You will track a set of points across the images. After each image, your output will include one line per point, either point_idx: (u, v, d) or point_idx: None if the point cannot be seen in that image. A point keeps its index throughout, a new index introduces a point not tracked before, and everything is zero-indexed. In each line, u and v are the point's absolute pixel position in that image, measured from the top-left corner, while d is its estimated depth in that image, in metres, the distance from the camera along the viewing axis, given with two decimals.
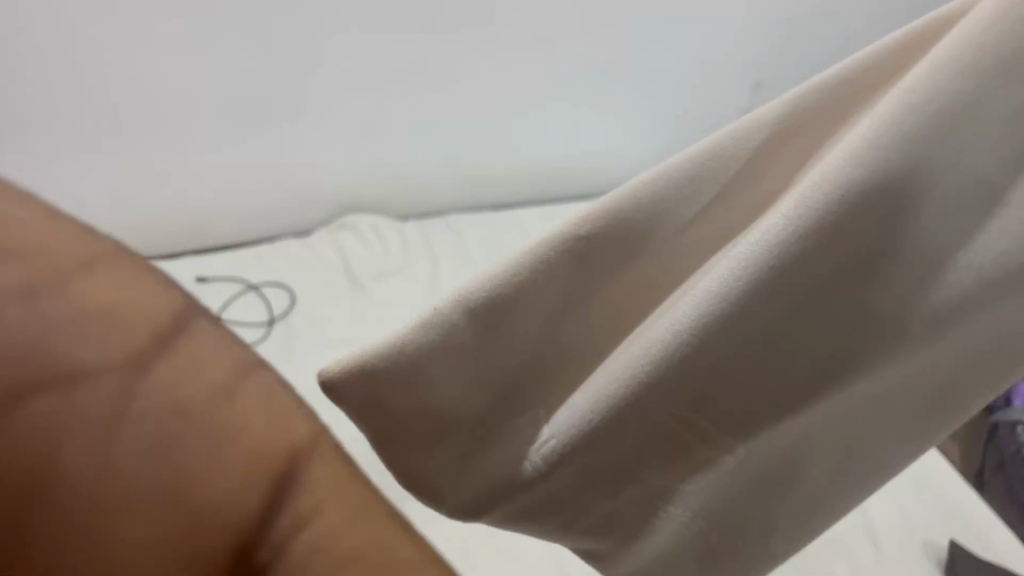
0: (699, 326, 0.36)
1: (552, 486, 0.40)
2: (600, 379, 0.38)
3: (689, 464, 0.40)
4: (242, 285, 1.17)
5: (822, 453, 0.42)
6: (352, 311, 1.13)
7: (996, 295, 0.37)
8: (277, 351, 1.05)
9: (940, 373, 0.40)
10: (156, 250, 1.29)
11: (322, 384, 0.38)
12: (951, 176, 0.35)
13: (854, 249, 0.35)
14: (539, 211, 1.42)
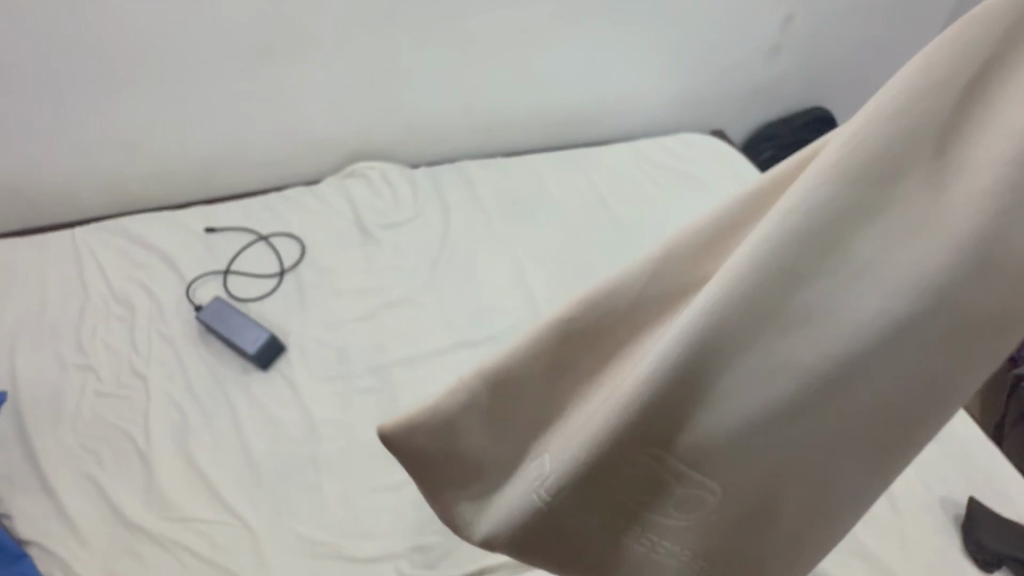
0: (630, 408, 0.49)
1: (559, 511, 0.56)
2: (574, 441, 0.53)
3: (668, 497, 0.54)
4: (254, 236, 1.16)
5: (785, 498, 0.52)
6: (365, 262, 1.12)
7: (876, 352, 0.46)
8: (290, 303, 1.06)
9: (875, 419, 0.48)
10: (169, 199, 1.29)
11: (381, 434, 0.61)
12: (818, 281, 0.46)
13: (748, 346, 0.47)
14: (557, 156, 1.34)
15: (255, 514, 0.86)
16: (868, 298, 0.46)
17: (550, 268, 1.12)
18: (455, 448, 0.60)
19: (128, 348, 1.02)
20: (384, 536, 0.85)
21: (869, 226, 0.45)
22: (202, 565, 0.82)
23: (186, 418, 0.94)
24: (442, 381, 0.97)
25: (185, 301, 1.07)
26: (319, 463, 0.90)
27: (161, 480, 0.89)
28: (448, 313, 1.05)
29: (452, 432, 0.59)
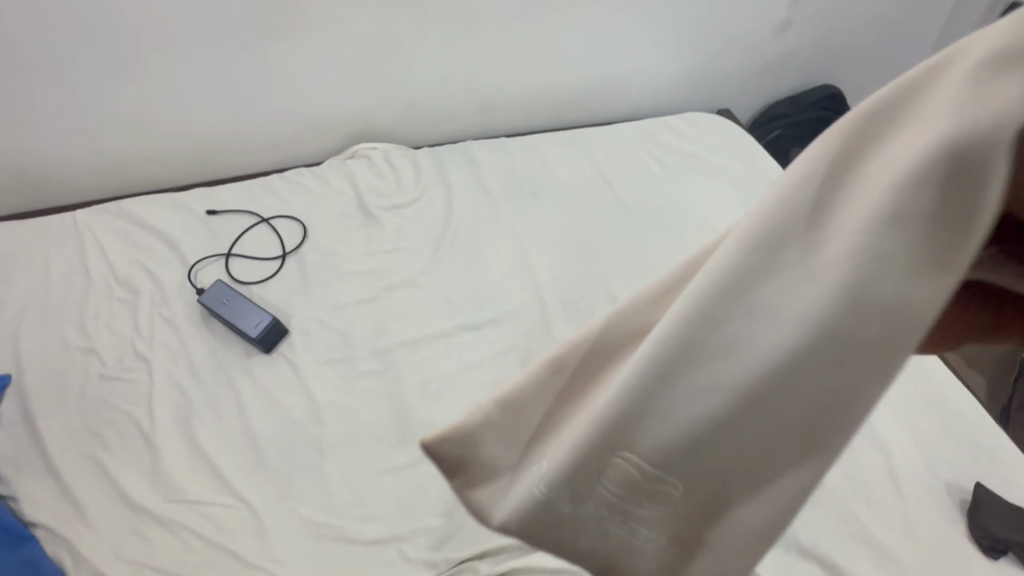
0: (546, 490, 0.41)
1: (582, 510, 0.41)
2: (543, 466, 0.42)
3: (650, 492, 0.39)
4: (256, 218, 1.14)
5: (721, 545, 0.38)
6: (367, 244, 1.11)
7: (779, 378, 0.33)
8: (292, 286, 1.05)
9: (786, 436, 0.34)
10: (170, 180, 1.27)
11: (426, 449, 0.46)
12: (718, 333, 0.35)
13: (640, 414, 0.37)
14: (561, 136, 1.32)
15: (259, 497, 0.87)
16: (768, 327, 0.34)
17: (553, 250, 1.11)
18: (475, 459, 0.45)
19: (130, 332, 1.02)
20: (387, 519, 0.85)
21: (784, 248, 0.34)
22: (207, 546, 0.83)
23: (189, 401, 0.95)
24: (445, 363, 0.97)
25: (187, 284, 1.06)
26: (322, 446, 0.90)
27: (164, 463, 0.89)
28: (451, 295, 1.05)
29: (471, 442, 0.45)
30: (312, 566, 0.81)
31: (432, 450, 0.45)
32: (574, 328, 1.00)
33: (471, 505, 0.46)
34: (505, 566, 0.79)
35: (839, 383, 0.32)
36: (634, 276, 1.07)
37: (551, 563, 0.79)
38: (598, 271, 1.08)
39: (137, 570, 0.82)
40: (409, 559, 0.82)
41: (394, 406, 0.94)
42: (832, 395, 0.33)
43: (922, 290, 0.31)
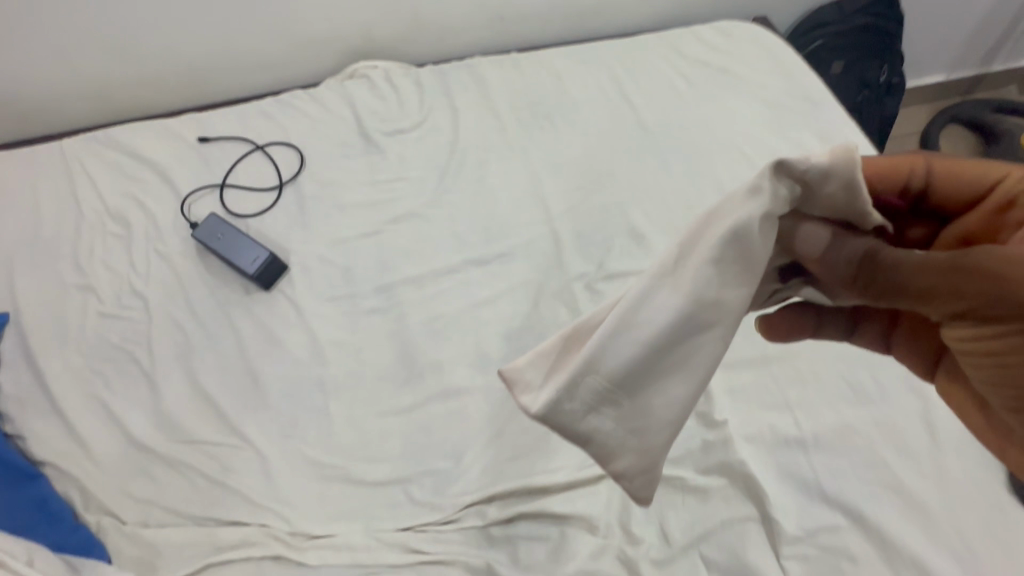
0: (553, 401, 0.45)
1: (573, 411, 0.46)
2: (550, 389, 0.46)
3: (617, 399, 0.45)
4: (250, 145, 1.07)
5: (646, 440, 0.46)
6: (369, 172, 1.04)
7: (677, 325, 0.44)
8: (290, 219, 1.00)
9: (679, 360, 0.45)
10: (164, 106, 1.20)
11: (502, 375, 0.48)
12: (642, 307, 0.45)
13: (597, 364, 0.45)
14: (579, 50, 1.21)
15: (263, 438, 0.85)
16: (672, 296, 0.44)
17: (568, 179, 1.03)
18: (514, 387, 0.48)
19: (127, 268, 0.98)
20: (393, 461, 0.82)
21: (680, 258, 0.46)
22: (214, 486, 0.83)
23: (189, 340, 0.92)
24: (452, 301, 0.92)
25: (181, 217, 1.01)
26: (326, 387, 0.87)
27: (167, 404, 0.88)
28: (457, 228, 0.98)
29: (520, 370, 0.48)
30: (318, 507, 0.81)
31: (502, 374, 0.48)
32: (589, 263, 0.94)
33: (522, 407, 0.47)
34: (512, 510, 0.76)
35: (688, 351, 0.45)
36: (656, 205, 0.99)
37: (560, 510, 0.75)
38: (617, 200, 1.00)
39: (148, 508, 0.82)
40: (416, 501, 0.79)
41: (399, 346, 0.90)
42: (684, 360, 0.45)
43: (732, 292, 0.45)
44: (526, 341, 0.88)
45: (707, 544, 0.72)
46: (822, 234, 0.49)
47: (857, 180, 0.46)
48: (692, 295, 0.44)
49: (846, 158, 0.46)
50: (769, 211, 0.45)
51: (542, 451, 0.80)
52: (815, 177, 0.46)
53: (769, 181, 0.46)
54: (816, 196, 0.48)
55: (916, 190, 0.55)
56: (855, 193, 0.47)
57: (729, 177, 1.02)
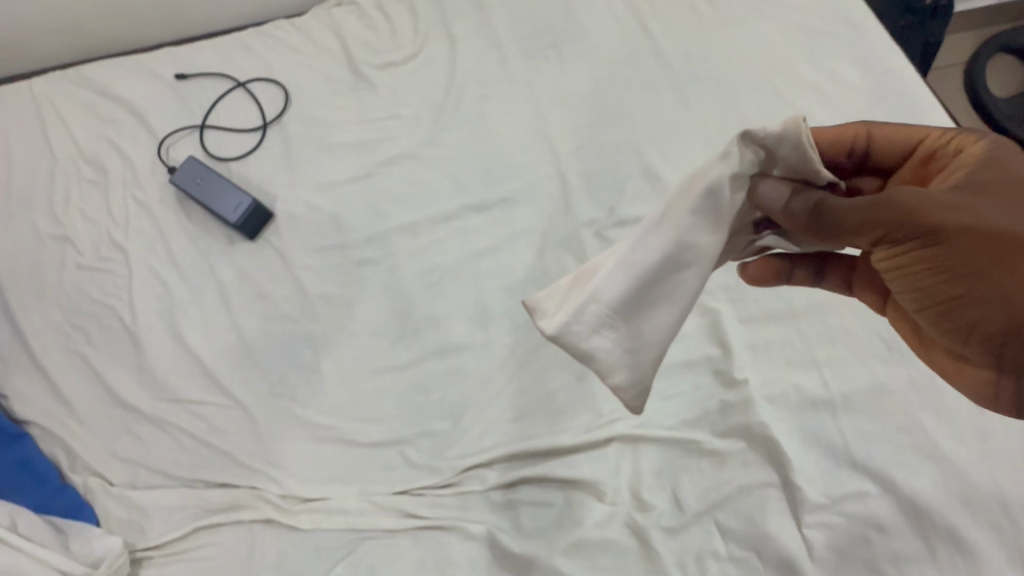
0: (563, 325, 0.46)
1: (578, 334, 0.46)
2: (560, 316, 0.47)
3: (616, 321, 0.46)
4: (230, 82, 0.98)
5: (640, 357, 0.46)
6: (360, 110, 0.96)
7: (675, 256, 0.45)
8: (276, 162, 0.92)
9: (674, 286, 0.46)
10: (140, 40, 1.11)
11: (528, 305, 0.51)
12: (642, 241, 0.46)
13: (600, 291, 0.46)
14: None
15: (252, 397, 0.80)
16: (670, 229, 0.46)
17: (577, 115, 0.94)
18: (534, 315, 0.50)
19: (104, 217, 0.91)
20: (388, 421, 0.78)
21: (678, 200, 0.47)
22: (203, 447, 0.79)
23: (172, 294, 0.86)
24: (450, 252, 0.85)
25: (159, 162, 0.93)
26: (317, 343, 0.82)
27: (152, 361, 0.83)
28: (455, 172, 0.90)
29: (539, 302, 0.50)
30: (311, 468, 0.77)
31: (526, 303, 0.51)
32: (599, 207, 0.86)
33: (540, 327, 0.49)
34: (513, 475, 0.71)
35: (675, 282, 0.46)
36: (674, 143, 0.91)
37: (565, 474, 0.70)
38: (630, 138, 0.91)
39: (136, 469, 0.79)
40: (412, 464, 0.75)
41: (394, 299, 0.84)
42: (675, 287, 0.46)
43: (711, 240, 0.46)
44: (529, 294, 0.81)
45: (723, 512, 0.67)
46: (782, 190, 0.49)
47: (806, 144, 0.47)
48: (675, 236, 0.45)
49: (797, 123, 0.47)
50: (738, 173, 0.47)
51: (545, 412, 0.75)
52: (775, 143, 0.48)
53: (736, 147, 0.47)
54: (778, 161, 0.49)
55: (861, 152, 0.59)
56: (807, 154, 0.48)
57: (754, 111, 0.92)
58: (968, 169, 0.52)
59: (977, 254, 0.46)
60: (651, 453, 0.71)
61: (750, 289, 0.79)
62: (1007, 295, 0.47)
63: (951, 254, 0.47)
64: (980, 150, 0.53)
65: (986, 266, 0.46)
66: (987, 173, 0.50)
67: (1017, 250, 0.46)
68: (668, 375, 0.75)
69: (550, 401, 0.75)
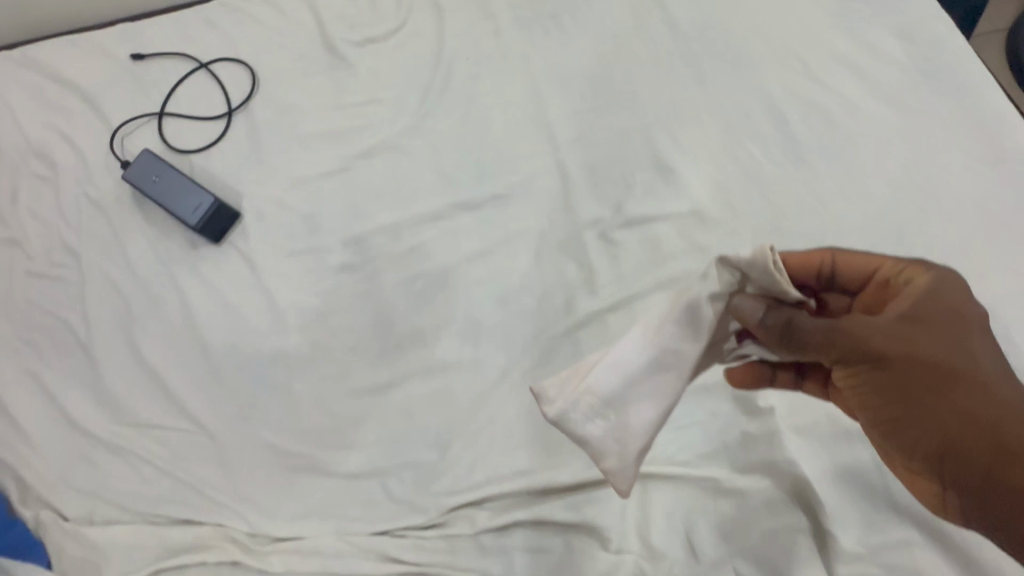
0: (564, 410, 0.53)
1: (575, 420, 0.53)
2: (562, 401, 0.54)
3: (609, 412, 0.53)
4: (192, 62, 0.88)
5: (628, 444, 0.53)
6: (336, 93, 0.85)
7: (663, 359, 0.54)
8: (243, 154, 0.83)
9: (660, 382, 0.54)
10: (94, 13, 1.00)
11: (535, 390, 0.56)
12: (638, 343, 0.54)
13: (598, 385, 0.53)
14: None
15: (218, 422, 0.73)
16: (661, 335, 0.54)
17: (579, 97, 0.83)
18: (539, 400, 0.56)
19: (54, 216, 0.82)
20: (368, 449, 0.70)
21: (671, 311, 0.54)
22: (165, 477, 0.71)
23: (130, 304, 0.77)
24: (436, 256, 0.76)
25: (112, 155, 0.84)
26: (289, 361, 0.74)
27: (109, 380, 0.75)
28: (442, 164, 0.80)
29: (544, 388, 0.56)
30: (283, 503, 0.69)
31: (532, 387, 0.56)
32: (604, 206, 0.77)
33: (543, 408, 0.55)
34: (506, 517, 0.63)
35: (662, 382, 0.54)
36: (690, 129, 0.80)
37: (565, 517, 0.62)
38: (640, 123, 0.81)
39: (90, 500, 0.71)
40: (395, 499, 0.67)
41: (374, 310, 0.75)
42: (662, 386, 0.54)
43: (687, 345, 0.54)
44: (525, 306, 0.72)
45: (745, 561, 0.59)
46: (758, 305, 0.53)
47: (772, 270, 0.51)
48: (665, 343, 0.54)
49: (765, 251, 0.52)
50: (715, 294, 0.54)
51: (542, 444, 0.66)
52: (748, 265, 0.52)
53: (713, 269, 0.54)
54: (750, 281, 0.53)
55: (828, 275, 0.59)
56: (775, 278, 0.51)
57: (781, 91, 0.81)
58: (906, 295, 0.55)
59: (913, 379, 0.51)
60: (662, 492, 0.62)
61: None
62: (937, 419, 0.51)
63: (890, 377, 0.51)
64: (922, 280, 0.55)
65: (920, 389, 0.51)
66: (928, 299, 0.54)
67: (946, 378, 0.51)
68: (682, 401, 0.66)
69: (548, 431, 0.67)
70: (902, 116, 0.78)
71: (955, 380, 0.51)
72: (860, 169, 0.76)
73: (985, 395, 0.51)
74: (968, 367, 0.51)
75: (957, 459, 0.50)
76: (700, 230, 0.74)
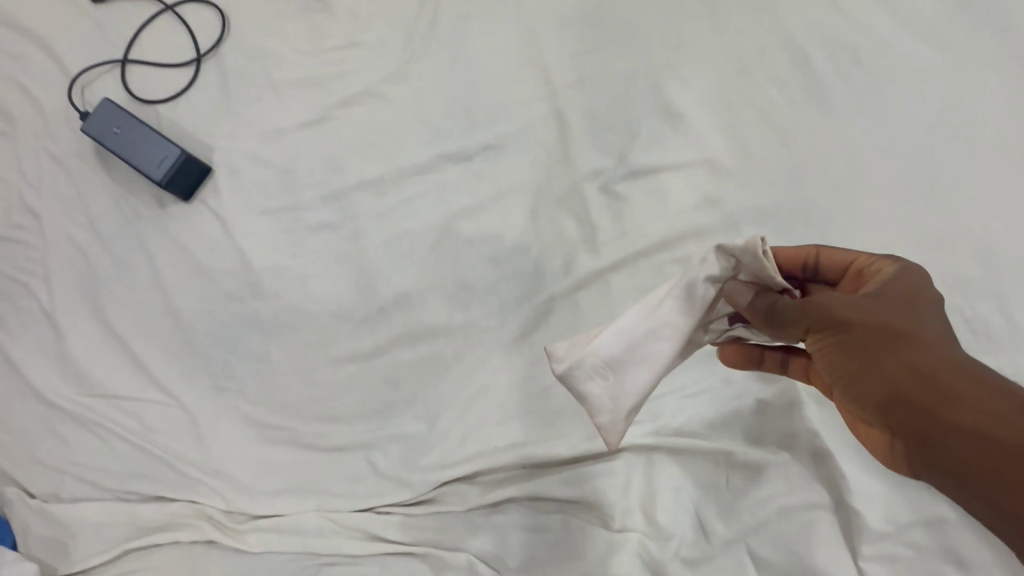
0: (568, 366, 0.51)
1: (576, 377, 0.51)
2: (567, 358, 0.51)
3: (611, 369, 0.51)
4: (155, 4, 0.81)
5: (623, 403, 0.50)
6: (313, 36, 0.78)
7: (673, 327, 0.50)
8: (213, 104, 0.76)
9: (666, 347, 0.50)
10: None
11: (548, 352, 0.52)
12: (650, 309, 0.51)
13: (607, 345, 0.50)
14: None
15: (192, 392, 0.68)
16: (669, 304, 0.51)
17: (579, 37, 0.76)
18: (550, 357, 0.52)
19: (12, 173, 0.76)
20: (352, 421, 0.65)
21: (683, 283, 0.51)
22: (135, 451, 0.66)
23: (96, 268, 0.72)
24: (424, 213, 0.70)
25: (71, 106, 0.77)
26: (267, 328, 0.68)
27: (76, 350, 0.70)
28: (429, 113, 0.74)
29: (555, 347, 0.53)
30: (263, 478, 0.64)
31: (546, 348, 0.52)
32: (606, 155, 0.70)
33: (551, 363, 0.52)
34: (500, 494, 0.59)
35: (668, 349, 0.50)
36: (701, 71, 0.73)
37: (564, 493, 0.58)
38: (645, 65, 0.74)
39: (57, 477, 0.66)
40: (381, 473, 0.62)
41: (357, 272, 0.69)
42: (667, 351, 0.50)
43: (687, 320, 0.50)
44: (521, 265, 0.66)
45: (760, 540, 0.54)
46: (749, 291, 0.50)
47: (761, 254, 0.48)
48: (676, 313, 0.50)
49: (758, 240, 0.48)
50: (717, 278, 0.50)
51: (538, 414, 0.61)
52: (741, 253, 0.48)
53: (711, 254, 0.50)
54: (742, 268, 0.50)
55: (812, 272, 0.55)
56: (764, 264, 0.48)
57: (802, 27, 0.73)
58: (874, 282, 0.51)
59: (870, 342, 0.47)
60: (669, 466, 0.57)
61: None
62: (892, 380, 0.45)
63: (853, 343, 0.47)
64: (890, 268, 0.52)
65: (876, 351, 0.46)
66: (893, 284, 0.50)
67: (908, 344, 0.46)
68: (691, 366, 0.60)
69: (544, 400, 0.62)
70: (935, 54, 0.71)
71: (914, 344, 0.46)
72: (889, 113, 0.69)
73: (951, 365, 0.45)
74: (930, 337, 0.47)
75: (931, 426, 0.44)
76: (711, 181, 0.68)
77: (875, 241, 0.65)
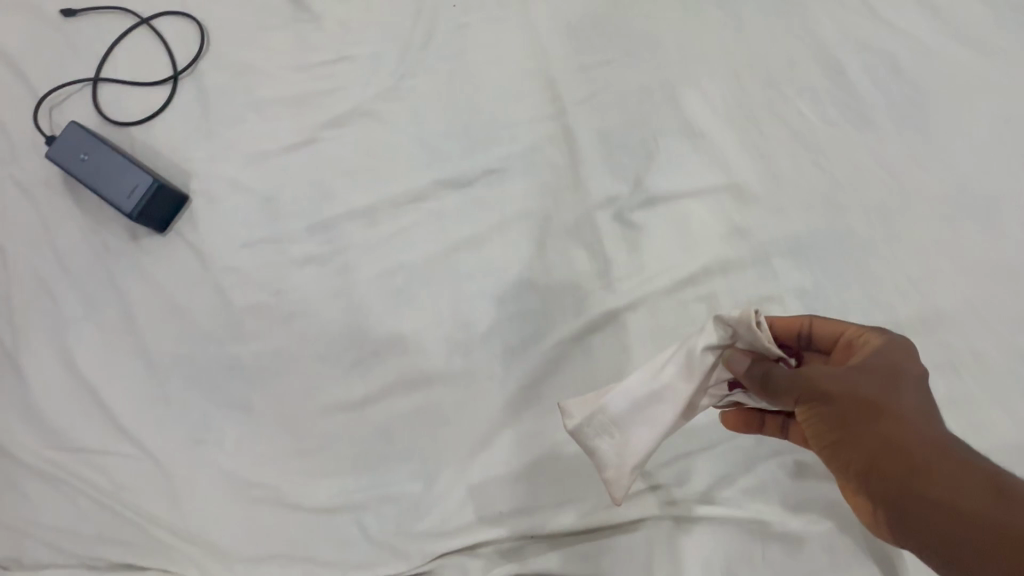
0: (576, 423, 0.48)
1: (583, 434, 0.48)
2: (577, 413, 0.48)
3: (620, 427, 0.47)
4: (132, 20, 0.75)
5: (629, 461, 0.47)
6: (300, 50, 0.72)
7: (677, 388, 0.47)
8: (191, 126, 0.70)
9: (670, 406, 0.47)
10: None
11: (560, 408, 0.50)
12: (659, 366, 0.48)
13: (616, 399, 0.47)
14: None
15: (166, 445, 0.61)
16: (674, 362, 0.47)
17: (589, 48, 0.69)
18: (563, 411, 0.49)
19: None
20: (340, 479, 0.58)
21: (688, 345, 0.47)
22: (103, 512, 0.59)
23: (65, 306, 0.66)
24: (420, 245, 0.63)
25: (38, 129, 0.71)
26: (248, 373, 0.62)
27: (40, 397, 0.63)
28: (425, 134, 0.67)
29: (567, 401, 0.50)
30: (242, 544, 0.57)
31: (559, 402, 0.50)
32: (620, 179, 0.63)
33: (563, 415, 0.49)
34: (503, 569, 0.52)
35: (671, 408, 0.47)
36: (722, 84, 0.66)
37: (577, 567, 0.51)
38: (660, 78, 0.67)
39: (15, 542, 0.59)
40: (372, 540, 0.55)
41: (346, 311, 0.62)
42: (671, 411, 0.47)
43: (692, 382, 0.47)
44: (526, 303, 0.60)
45: None
46: (747, 362, 0.45)
47: (755, 325, 0.44)
48: (682, 371, 0.47)
49: (752, 311, 0.44)
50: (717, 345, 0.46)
51: (545, 475, 0.55)
52: (737, 323, 0.45)
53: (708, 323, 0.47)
54: (741, 337, 0.46)
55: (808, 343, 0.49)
56: (759, 335, 0.44)
57: (834, 35, 0.67)
58: (861, 356, 0.45)
59: (855, 416, 0.42)
60: (695, 537, 0.50)
61: (834, 295, 0.57)
62: (874, 462, 0.41)
63: (838, 416, 0.42)
64: (879, 340, 0.46)
65: (862, 426, 0.41)
66: (881, 357, 0.45)
67: (894, 420, 0.41)
68: (715, 421, 0.54)
69: (553, 459, 0.55)
70: (981, 65, 0.64)
71: (898, 423, 0.41)
72: (932, 130, 0.62)
73: (940, 443, 0.40)
74: (915, 412, 0.41)
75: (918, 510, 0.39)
76: (735, 207, 0.61)
77: (925, 273, 0.57)
